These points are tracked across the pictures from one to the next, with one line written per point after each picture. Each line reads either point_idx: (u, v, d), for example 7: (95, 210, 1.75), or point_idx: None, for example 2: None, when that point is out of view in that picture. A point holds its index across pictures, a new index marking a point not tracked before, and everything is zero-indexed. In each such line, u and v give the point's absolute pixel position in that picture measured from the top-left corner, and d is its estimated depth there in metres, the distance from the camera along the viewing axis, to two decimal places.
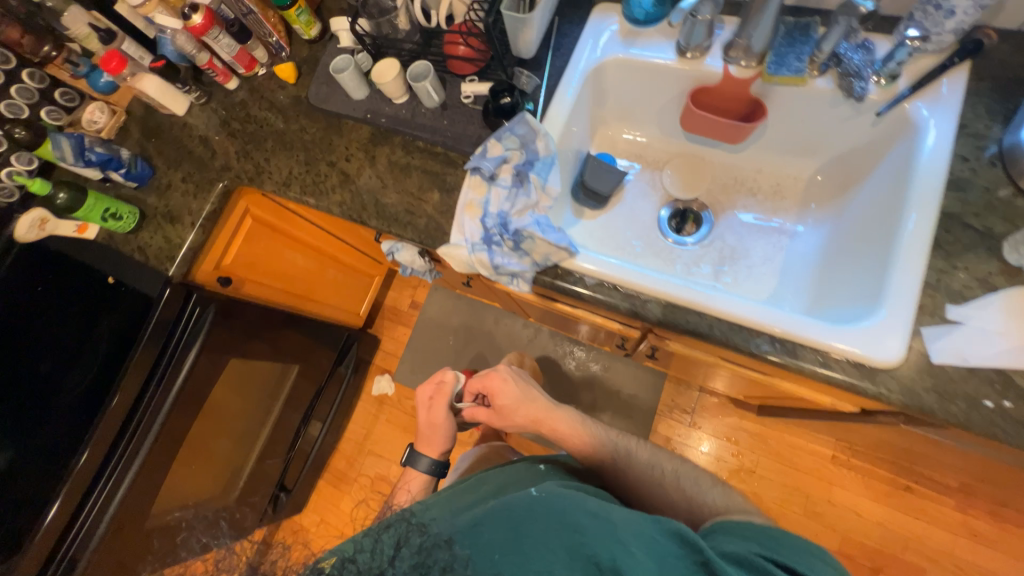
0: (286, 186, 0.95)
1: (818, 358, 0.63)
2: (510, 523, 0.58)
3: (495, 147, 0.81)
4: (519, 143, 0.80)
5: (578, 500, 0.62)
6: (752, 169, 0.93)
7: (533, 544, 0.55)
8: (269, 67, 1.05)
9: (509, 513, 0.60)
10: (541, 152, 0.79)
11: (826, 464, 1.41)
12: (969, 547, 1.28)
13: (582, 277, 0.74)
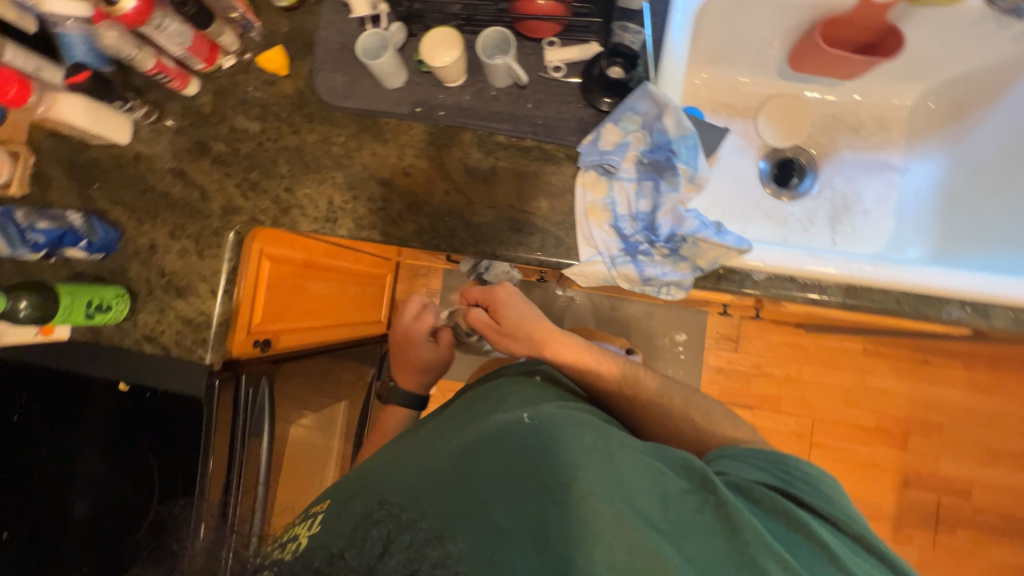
0: (334, 221, 0.74)
1: (1010, 314, 0.63)
2: (509, 469, 0.53)
3: (614, 133, 0.67)
4: (643, 122, 0.66)
5: (580, 434, 0.56)
6: (850, 102, 0.85)
7: (537, 510, 0.50)
8: (240, 55, 0.76)
9: (509, 450, 0.55)
10: (673, 133, 0.64)
11: (858, 356, 1.56)
12: (973, 397, 1.53)
13: (750, 273, 0.66)
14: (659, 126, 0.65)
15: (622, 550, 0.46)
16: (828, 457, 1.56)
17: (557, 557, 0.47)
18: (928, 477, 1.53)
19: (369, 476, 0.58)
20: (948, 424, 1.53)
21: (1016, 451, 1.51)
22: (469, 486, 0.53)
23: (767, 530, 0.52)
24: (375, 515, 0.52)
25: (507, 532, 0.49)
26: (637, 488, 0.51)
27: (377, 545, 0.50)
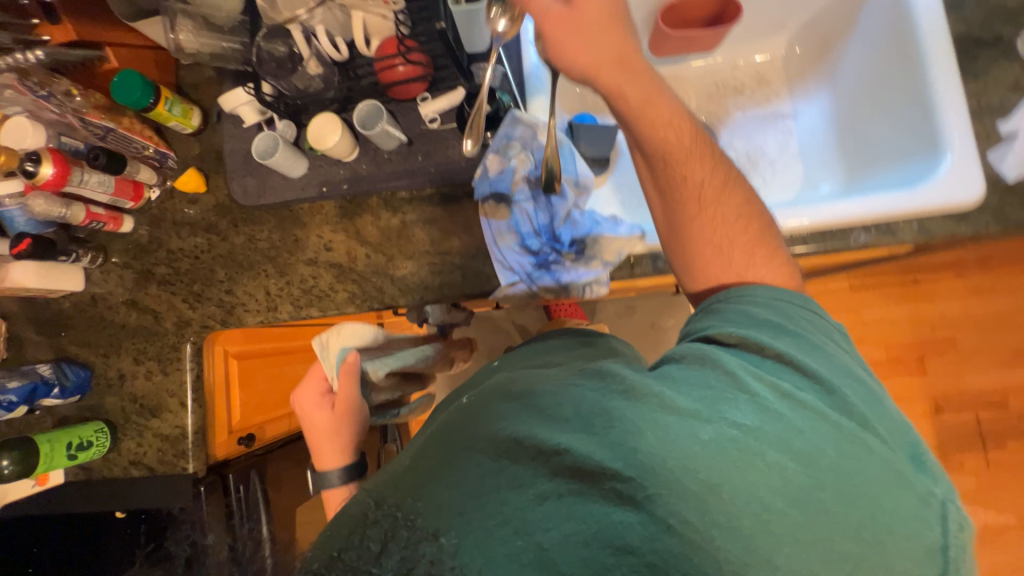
0: (274, 308, 0.79)
1: (915, 225, 0.64)
2: (440, 428, 0.43)
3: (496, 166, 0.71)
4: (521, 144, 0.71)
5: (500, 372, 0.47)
6: (729, 67, 0.89)
7: (457, 467, 0.38)
8: (163, 184, 0.84)
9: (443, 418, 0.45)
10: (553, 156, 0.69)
11: (847, 295, 1.53)
12: (978, 303, 1.47)
13: (659, 256, 0.69)
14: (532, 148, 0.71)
15: (542, 467, 0.37)
16: None
17: (481, 503, 0.37)
18: (958, 396, 1.46)
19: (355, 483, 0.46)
20: (961, 337, 1.47)
21: None
22: (411, 457, 0.42)
23: (699, 393, 0.40)
24: (344, 520, 0.40)
25: (445, 495, 0.37)
26: (550, 397, 0.40)
27: (373, 547, 0.37)
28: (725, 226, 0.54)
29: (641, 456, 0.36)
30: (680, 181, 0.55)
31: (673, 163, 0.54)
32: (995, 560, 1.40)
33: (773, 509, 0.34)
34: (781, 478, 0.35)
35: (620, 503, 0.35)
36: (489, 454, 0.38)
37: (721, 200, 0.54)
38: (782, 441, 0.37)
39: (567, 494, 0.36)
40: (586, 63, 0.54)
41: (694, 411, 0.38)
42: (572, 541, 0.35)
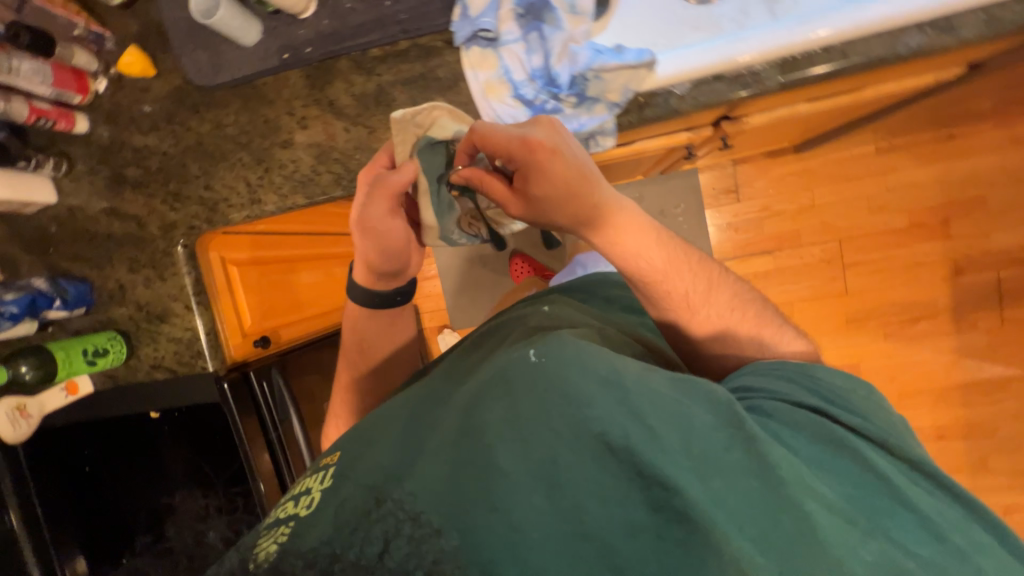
0: (258, 200, 0.74)
1: (978, 17, 0.55)
2: (523, 402, 0.45)
3: (499, 172, 0.62)
4: (537, 152, 0.55)
5: (587, 353, 0.49)
6: None
7: (545, 452, 0.41)
8: (109, 73, 0.75)
9: (467, 401, 0.48)
10: (569, 178, 0.56)
11: (872, 159, 1.42)
12: (1015, 155, 1.36)
13: (674, 91, 0.60)
14: (549, 163, 0.55)
15: (625, 480, 0.40)
16: (867, 273, 1.48)
17: (552, 493, 0.40)
18: (982, 257, 1.41)
19: (378, 458, 0.47)
20: (992, 194, 1.39)
21: None
22: (472, 437, 0.44)
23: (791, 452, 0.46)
24: (349, 501, 0.43)
25: (525, 481, 0.40)
26: (652, 413, 0.44)
27: (377, 543, 0.39)
28: (711, 325, 0.66)
29: (727, 495, 0.41)
30: (662, 294, 0.65)
31: (667, 276, 0.64)
32: (997, 407, 1.46)
33: (833, 554, 0.40)
34: (847, 534, 0.41)
35: (677, 529, 0.39)
36: (520, 463, 0.41)
37: (725, 324, 0.65)
38: (855, 509, 0.44)
39: (639, 503, 0.40)
40: (575, 221, 0.60)
41: (781, 464, 0.44)
42: (642, 551, 0.38)
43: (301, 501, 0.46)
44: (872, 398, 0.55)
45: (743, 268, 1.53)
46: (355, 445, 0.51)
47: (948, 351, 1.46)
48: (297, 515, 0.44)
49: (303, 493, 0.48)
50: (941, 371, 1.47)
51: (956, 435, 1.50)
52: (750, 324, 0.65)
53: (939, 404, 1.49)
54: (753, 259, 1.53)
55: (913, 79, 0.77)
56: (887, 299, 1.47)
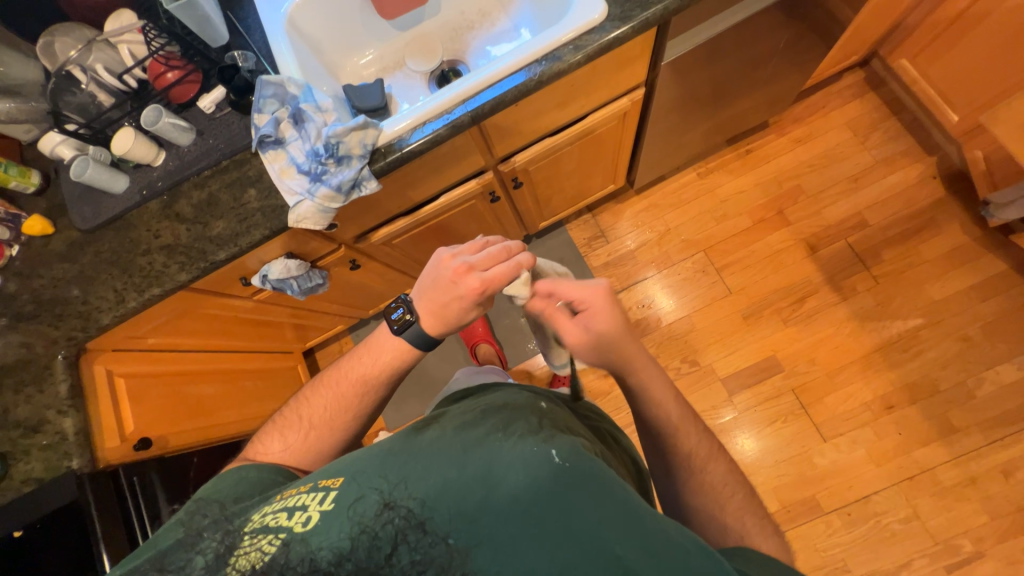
0: (123, 300, 0.90)
1: (571, 47, 0.81)
2: (546, 495, 0.43)
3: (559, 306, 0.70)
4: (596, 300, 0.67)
5: (616, 475, 0.46)
6: (457, 14, 1.11)
7: (549, 552, 0.41)
8: (20, 239, 0.98)
9: (490, 457, 0.47)
10: (614, 326, 0.67)
11: (697, 182, 1.70)
12: (804, 150, 1.65)
13: (402, 139, 0.84)
14: (608, 315, 0.67)
15: None
16: (740, 271, 1.61)
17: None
18: (826, 231, 1.58)
19: (393, 470, 0.49)
20: (804, 182, 1.63)
21: (871, 165, 1.59)
22: (489, 508, 0.44)
23: None
24: (356, 507, 0.47)
25: (515, 561, 0.42)
26: (666, 555, 0.41)
27: (387, 545, 0.45)
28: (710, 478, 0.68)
29: None
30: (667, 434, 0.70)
31: (672, 428, 0.69)
32: (920, 361, 1.44)
33: None
34: None
35: None
36: (527, 555, 0.42)
37: (714, 478, 0.68)
38: None
39: None
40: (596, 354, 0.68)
41: None
42: None
43: (297, 516, 0.49)
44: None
45: (633, 295, 1.65)
46: (368, 466, 0.51)
47: (844, 320, 1.51)
48: (290, 524, 0.49)
49: (303, 505, 0.50)
50: (850, 340, 1.49)
51: (902, 402, 1.43)
52: (743, 513, 0.66)
53: (866, 373, 1.46)
54: (638, 286, 1.66)
55: (614, 104, 1.04)
56: (767, 288, 1.58)
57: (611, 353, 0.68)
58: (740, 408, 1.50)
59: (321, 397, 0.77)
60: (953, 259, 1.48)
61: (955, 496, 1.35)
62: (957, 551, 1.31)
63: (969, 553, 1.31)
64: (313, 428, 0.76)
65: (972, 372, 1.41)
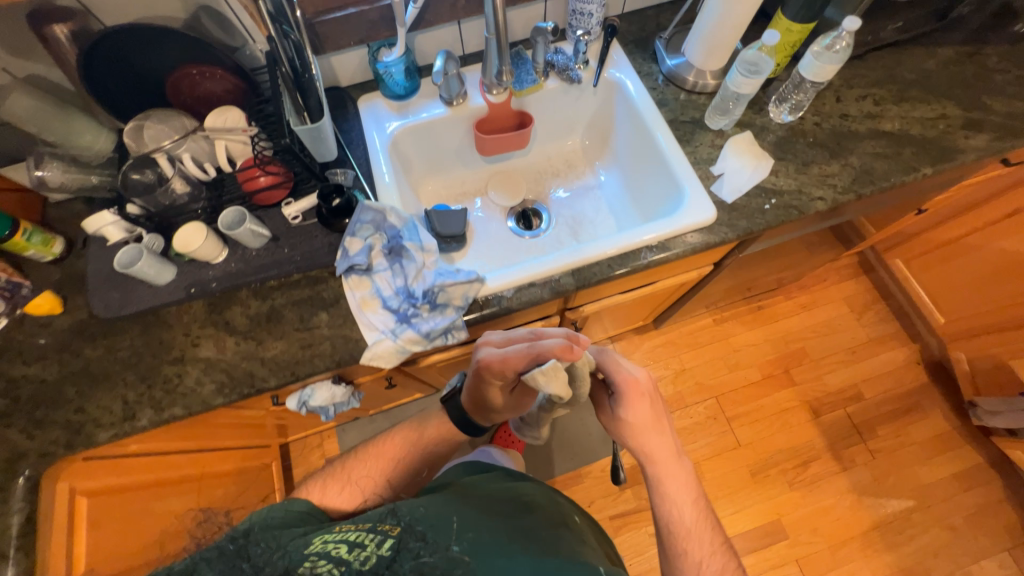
0: (132, 417, 0.76)
1: (679, 240, 0.85)
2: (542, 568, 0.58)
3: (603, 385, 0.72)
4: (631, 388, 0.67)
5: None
6: (544, 158, 1.15)
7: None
8: (11, 313, 0.82)
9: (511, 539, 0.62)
10: (646, 417, 0.67)
11: (713, 328, 1.78)
12: (809, 316, 1.79)
13: (503, 294, 0.81)
14: (640, 406, 0.66)
15: None
16: (748, 424, 1.64)
17: None
18: (827, 397, 1.67)
19: (438, 513, 0.64)
20: (808, 346, 1.75)
21: (866, 341, 1.75)
22: (496, 558, 0.58)
23: None
24: (396, 523, 0.61)
25: None
26: None
27: (396, 553, 0.55)
28: None
29: None
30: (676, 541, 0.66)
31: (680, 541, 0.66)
32: (913, 545, 1.48)
33: None
34: None
35: None
36: None
37: None
38: None
39: None
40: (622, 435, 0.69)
41: None
42: None
43: (350, 534, 0.60)
44: None
45: None
46: (422, 523, 0.61)
47: (844, 491, 1.55)
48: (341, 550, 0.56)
49: (362, 543, 0.57)
50: (850, 514, 1.52)
51: None
52: None
53: (865, 552, 1.48)
54: None
55: (684, 275, 1.08)
56: (773, 446, 1.61)
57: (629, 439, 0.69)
58: None
59: (371, 450, 0.84)
60: (937, 445, 1.59)
61: None
62: None
63: None
64: (351, 483, 0.78)
65: (960, 564, 1.46)
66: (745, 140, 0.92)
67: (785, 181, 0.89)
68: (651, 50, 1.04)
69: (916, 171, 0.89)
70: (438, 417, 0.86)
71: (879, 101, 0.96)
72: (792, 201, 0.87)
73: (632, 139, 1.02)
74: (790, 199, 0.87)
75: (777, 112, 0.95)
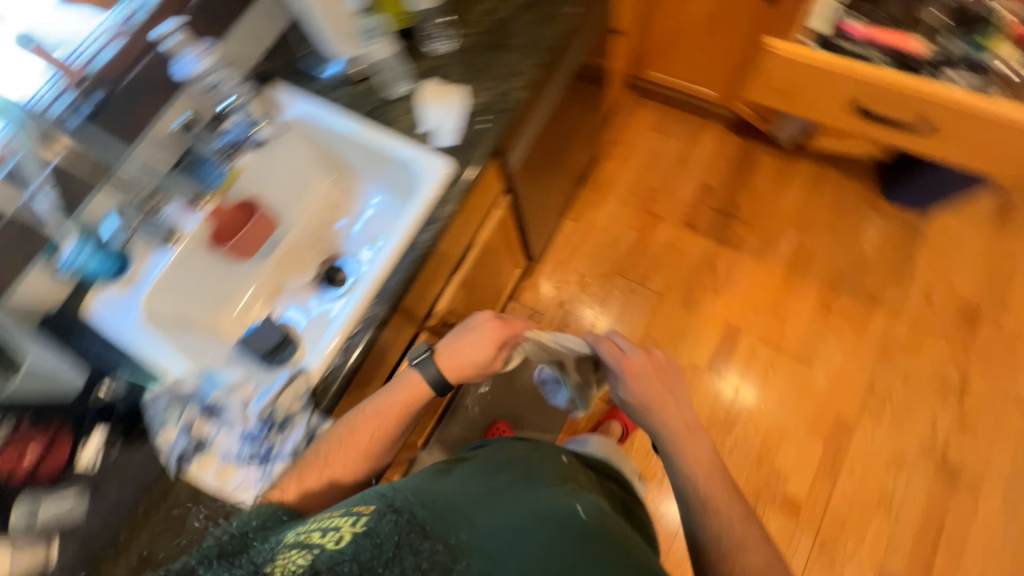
0: None
1: (440, 203, 0.86)
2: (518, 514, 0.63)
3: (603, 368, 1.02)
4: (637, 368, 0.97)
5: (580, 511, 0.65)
6: (310, 218, 1.10)
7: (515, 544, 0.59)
8: None
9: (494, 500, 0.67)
10: (651, 390, 0.95)
11: (578, 226, 1.87)
12: (634, 160, 1.93)
13: (332, 365, 0.78)
14: (644, 380, 0.95)
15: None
16: (657, 274, 1.77)
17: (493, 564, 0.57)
18: (691, 208, 1.83)
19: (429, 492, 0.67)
20: (650, 183, 1.89)
21: (685, 146, 1.92)
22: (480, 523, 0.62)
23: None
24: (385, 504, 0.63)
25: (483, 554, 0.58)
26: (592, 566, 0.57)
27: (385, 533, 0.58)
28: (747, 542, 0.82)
29: None
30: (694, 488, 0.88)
31: (705, 505, 0.86)
32: (818, 261, 1.69)
33: None
34: None
35: None
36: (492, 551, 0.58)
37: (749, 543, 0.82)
38: None
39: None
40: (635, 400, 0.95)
41: None
42: None
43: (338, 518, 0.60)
44: None
45: None
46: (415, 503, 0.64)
47: (751, 264, 1.73)
48: (331, 532, 0.58)
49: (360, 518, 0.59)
50: (766, 276, 1.71)
51: (832, 297, 1.65)
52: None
53: (795, 293, 1.67)
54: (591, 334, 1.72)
55: (490, 219, 1.11)
56: (684, 274, 1.75)
57: (648, 414, 0.94)
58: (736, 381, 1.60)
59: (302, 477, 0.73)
60: (781, 179, 1.81)
61: (914, 342, 1.57)
62: (949, 380, 1.52)
63: (958, 380, 1.52)
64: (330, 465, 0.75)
65: (854, 246, 1.69)
66: (430, 86, 0.94)
67: (484, 95, 0.93)
68: (308, 68, 1.02)
69: (568, 17, 0.97)
70: (410, 380, 0.82)
71: None
72: (499, 106, 0.92)
73: (354, 149, 1.00)
74: (497, 106, 0.92)
75: (439, 46, 0.97)
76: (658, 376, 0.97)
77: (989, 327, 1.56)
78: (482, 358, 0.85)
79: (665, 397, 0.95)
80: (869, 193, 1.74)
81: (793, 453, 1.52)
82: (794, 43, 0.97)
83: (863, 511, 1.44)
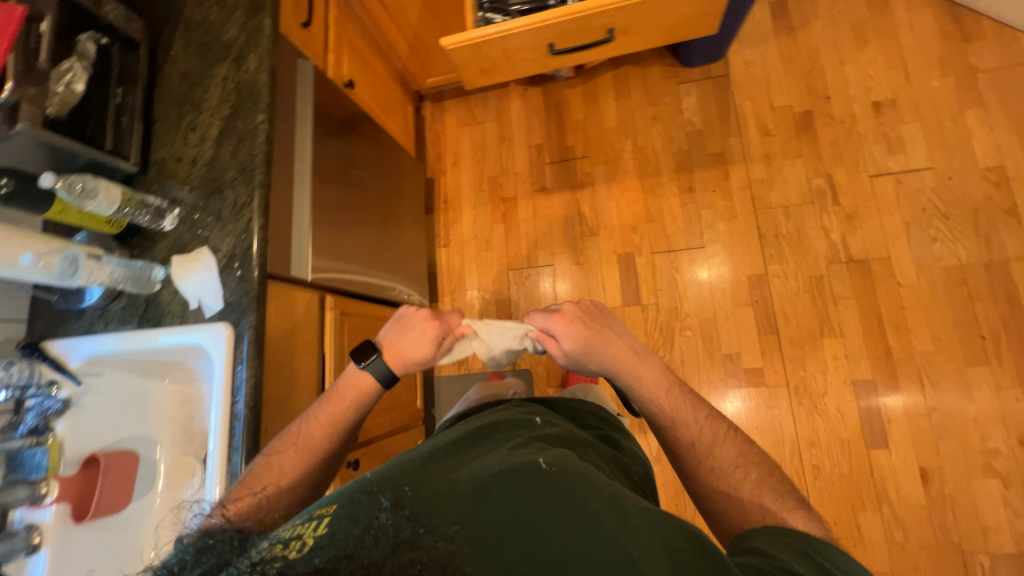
0: None
1: (238, 366, 0.86)
2: (503, 486, 0.60)
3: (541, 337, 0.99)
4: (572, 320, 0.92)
5: (562, 472, 0.64)
6: (172, 423, 1.04)
7: (504, 512, 0.56)
8: None
9: (477, 478, 0.63)
10: (590, 334, 0.91)
11: (452, 248, 1.87)
12: (465, 160, 1.93)
13: None
14: (575, 330, 0.91)
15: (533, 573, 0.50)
16: (539, 247, 1.79)
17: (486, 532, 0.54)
18: (534, 173, 1.85)
19: (405, 485, 0.62)
20: (489, 172, 1.90)
21: (498, 121, 1.92)
22: (468, 500, 0.58)
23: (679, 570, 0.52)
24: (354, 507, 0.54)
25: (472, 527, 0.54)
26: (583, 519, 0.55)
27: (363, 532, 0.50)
28: (721, 448, 0.79)
29: None
30: (658, 415, 0.85)
31: (671, 422, 0.84)
32: (662, 153, 1.73)
33: None
34: None
35: None
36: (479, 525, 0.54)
37: (727, 447, 0.79)
38: None
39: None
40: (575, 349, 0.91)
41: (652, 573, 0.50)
42: None
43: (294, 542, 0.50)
44: (829, 548, 0.58)
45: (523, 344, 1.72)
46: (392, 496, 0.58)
47: (609, 191, 1.75)
48: (316, 531, 0.51)
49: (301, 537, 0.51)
50: (627, 193, 1.73)
51: (690, 177, 1.69)
52: (757, 487, 0.73)
53: (658, 193, 1.70)
54: None
55: (326, 326, 1.11)
56: (561, 234, 1.77)
57: (591, 357, 0.90)
58: (653, 299, 1.64)
59: None
60: (593, 100, 1.82)
61: (775, 174, 1.61)
62: (819, 188, 1.57)
63: (827, 183, 1.57)
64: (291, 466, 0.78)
65: (683, 122, 1.72)
66: (177, 263, 0.93)
67: (225, 244, 0.92)
68: (70, 311, 1.00)
69: (258, 127, 0.96)
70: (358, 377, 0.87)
71: (192, 126, 1.00)
72: (243, 245, 0.91)
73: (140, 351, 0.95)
74: (241, 246, 0.91)
75: (165, 219, 0.95)
76: (596, 319, 0.93)
77: (826, 122, 1.60)
78: (423, 354, 0.90)
79: (609, 338, 0.91)
80: (669, 69, 1.77)
81: (732, 330, 1.56)
82: (470, 28, 0.93)
83: (812, 342, 1.50)
